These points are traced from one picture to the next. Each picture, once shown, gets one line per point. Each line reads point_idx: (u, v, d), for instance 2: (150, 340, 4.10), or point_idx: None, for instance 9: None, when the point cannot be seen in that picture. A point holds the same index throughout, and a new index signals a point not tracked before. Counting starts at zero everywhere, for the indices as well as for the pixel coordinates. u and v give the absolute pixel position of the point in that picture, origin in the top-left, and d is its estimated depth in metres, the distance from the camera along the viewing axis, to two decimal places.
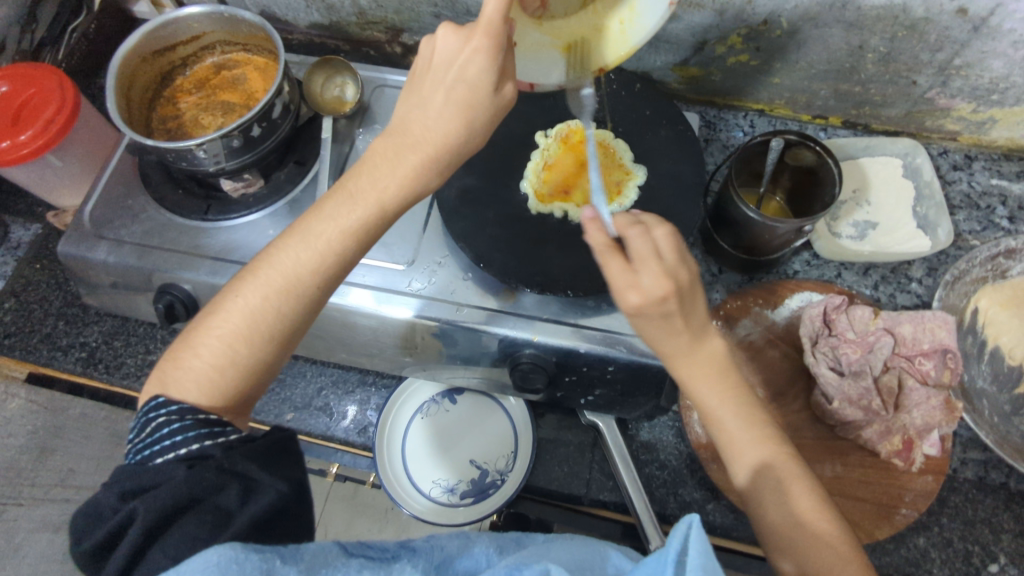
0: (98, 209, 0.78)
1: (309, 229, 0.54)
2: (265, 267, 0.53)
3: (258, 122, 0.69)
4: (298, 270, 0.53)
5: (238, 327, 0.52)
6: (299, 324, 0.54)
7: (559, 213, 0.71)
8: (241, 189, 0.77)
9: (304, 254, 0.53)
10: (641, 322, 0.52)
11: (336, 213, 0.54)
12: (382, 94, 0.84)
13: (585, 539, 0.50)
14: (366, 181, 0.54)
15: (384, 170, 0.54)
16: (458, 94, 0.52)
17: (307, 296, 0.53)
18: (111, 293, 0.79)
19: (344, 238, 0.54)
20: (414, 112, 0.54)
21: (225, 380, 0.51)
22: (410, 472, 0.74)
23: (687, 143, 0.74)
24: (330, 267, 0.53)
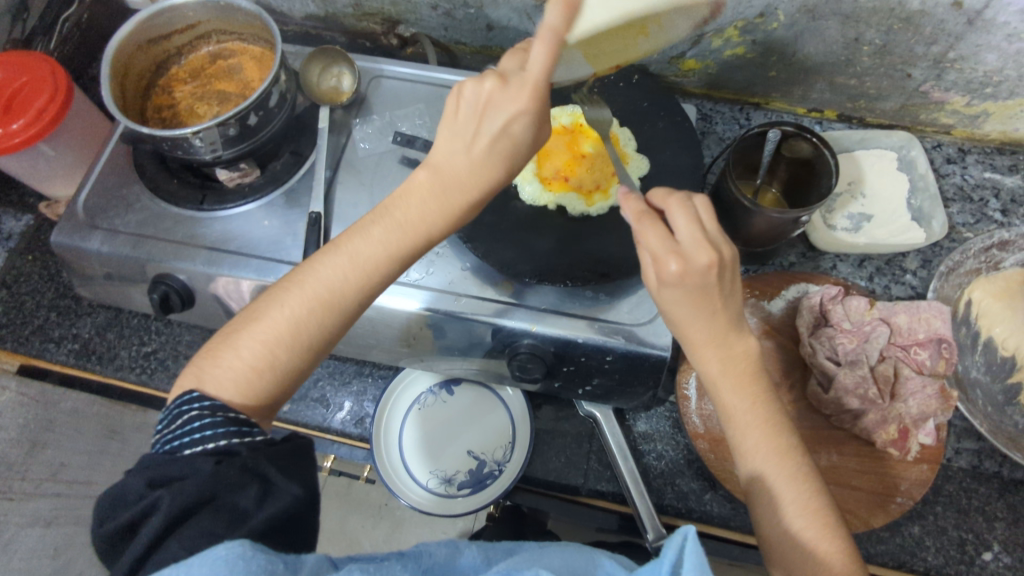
0: (91, 198, 0.77)
1: (357, 251, 0.53)
2: (309, 280, 0.53)
3: (254, 111, 0.68)
4: (347, 287, 0.53)
5: (281, 335, 0.51)
6: (335, 337, 0.54)
7: (556, 205, 0.71)
8: (237, 180, 0.77)
9: (348, 275, 0.53)
10: (680, 298, 0.52)
11: (386, 238, 0.54)
12: (380, 84, 0.84)
13: (578, 547, 0.51)
14: (413, 213, 0.54)
15: (432, 205, 0.54)
16: (500, 146, 0.52)
17: (347, 310, 0.53)
18: (106, 284, 0.79)
19: (396, 262, 0.54)
20: (458, 154, 0.53)
21: (262, 382, 0.51)
22: (407, 463, 0.73)
23: (685, 132, 0.74)
24: (380, 284, 0.54)
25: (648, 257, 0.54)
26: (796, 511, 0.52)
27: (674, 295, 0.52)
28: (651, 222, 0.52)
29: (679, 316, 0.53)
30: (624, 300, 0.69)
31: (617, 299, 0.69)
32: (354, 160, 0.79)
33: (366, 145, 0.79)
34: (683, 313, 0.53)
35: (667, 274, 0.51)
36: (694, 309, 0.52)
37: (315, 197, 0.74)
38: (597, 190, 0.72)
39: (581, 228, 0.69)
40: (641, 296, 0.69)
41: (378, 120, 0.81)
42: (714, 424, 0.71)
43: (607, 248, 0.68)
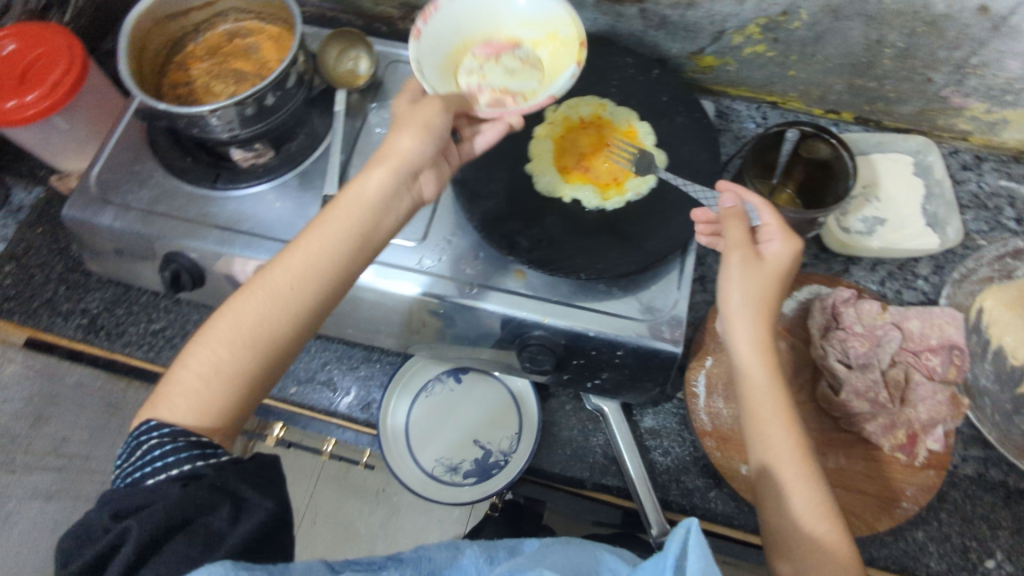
0: (104, 173, 0.77)
1: (297, 247, 0.56)
2: (253, 284, 0.55)
3: (272, 91, 0.68)
4: (285, 278, 0.55)
5: (228, 339, 0.53)
6: (284, 331, 0.54)
7: (572, 198, 0.70)
8: (251, 159, 0.76)
9: (290, 269, 0.55)
10: (776, 274, 0.60)
11: (323, 228, 0.56)
12: (397, 69, 0.83)
13: (581, 541, 0.52)
14: (348, 203, 0.57)
15: (362, 191, 0.58)
16: (407, 126, 0.59)
17: (291, 303, 0.54)
18: (116, 260, 0.79)
19: (332, 246, 0.56)
20: (389, 147, 0.59)
21: (214, 387, 0.51)
22: (413, 449, 0.73)
23: (703, 129, 0.74)
24: (321, 268, 0.55)
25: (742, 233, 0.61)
26: (819, 516, 0.54)
27: (776, 270, 0.60)
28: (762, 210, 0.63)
29: (767, 289, 0.60)
30: (637, 295, 0.69)
31: (630, 293, 0.69)
32: (369, 144, 0.78)
33: (381, 130, 0.79)
34: (768, 289, 0.60)
35: (780, 250, 0.60)
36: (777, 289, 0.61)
37: (330, 180, 0.74)
38: (614, 184, 0.71)
39: (596, 221, 0.69)
40: (655, 292, 0.69)
41: (395, 105, 0.81)
42: (722, 422, 0.71)
43: (622, 243, 0.68)
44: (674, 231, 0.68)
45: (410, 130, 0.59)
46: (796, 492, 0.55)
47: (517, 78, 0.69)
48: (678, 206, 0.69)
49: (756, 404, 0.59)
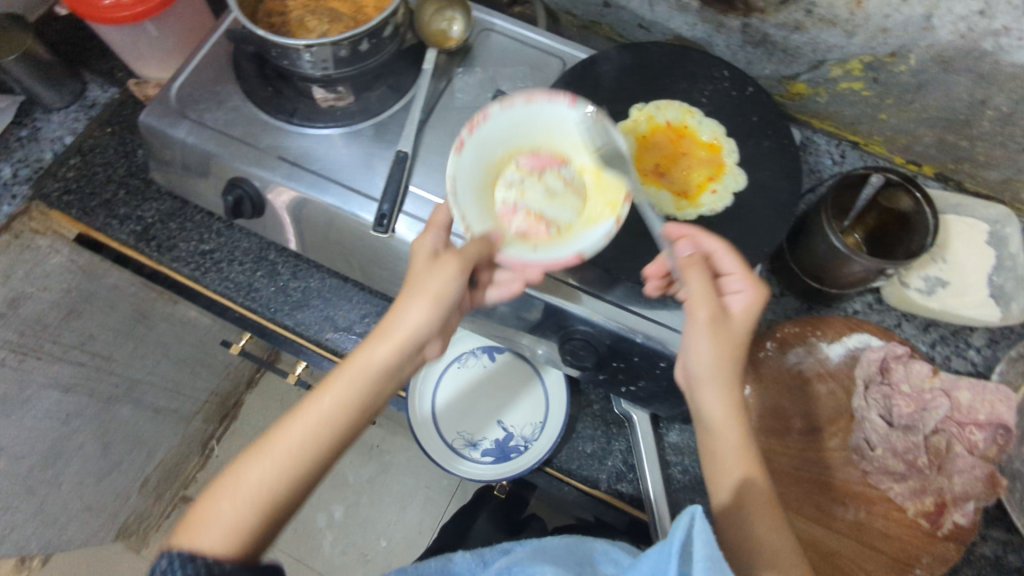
0: (185, 87, 0.77)
1: (316, 401, 0.54)
2: (268, 438, 0.52)
3: (368, 38, 0.67)
4: (302, 438, 0.52)
5: (241, 493, 0.50)
6: (295, 489, 0.51)
7: (646, 201, 0.69)
8: (330, 102, 0.75)
9: (308, 426, 0.52)
10: (723, 337, 0.60)
11: (341, 389, 0.54)
12: (487, 37, 0.82)
13: (578, 538, 0.67)
14: (365, 358, 0.55)
15: (380, 345, 0.56)
16: (430, 282, 0.57)
17: (307, 460, 0.52)
18: (181, 174, 0.79)
19: (348, 404, 0.54)
20: (412, 304, 0.57)
21: (225, 541, 0.48)
22: (436, 418, 0.74)
23: (789, 156, 0.72)
24: (336, 428, 0.53)
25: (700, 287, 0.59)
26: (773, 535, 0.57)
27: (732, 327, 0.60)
28: (720, 251, 0.61)
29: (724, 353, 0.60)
30: None
31: None
32: (449, 107, 0.77)
33: (462, 96, 0.78)
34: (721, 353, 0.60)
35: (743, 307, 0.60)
36: (731, 346, 0.61)
37: (405, 136, 0.73)
38: (691, 196, 0.70)
39: (663, 228, 0.68)
40: None
41: (481, 73, 0.79)
42: None
43: None
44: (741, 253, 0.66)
45: (428, 296, 0.57)
46: (765, 525, 0.57)
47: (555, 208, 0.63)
48: (749, 229, 0.68)
49: (719, 460, 0.60)
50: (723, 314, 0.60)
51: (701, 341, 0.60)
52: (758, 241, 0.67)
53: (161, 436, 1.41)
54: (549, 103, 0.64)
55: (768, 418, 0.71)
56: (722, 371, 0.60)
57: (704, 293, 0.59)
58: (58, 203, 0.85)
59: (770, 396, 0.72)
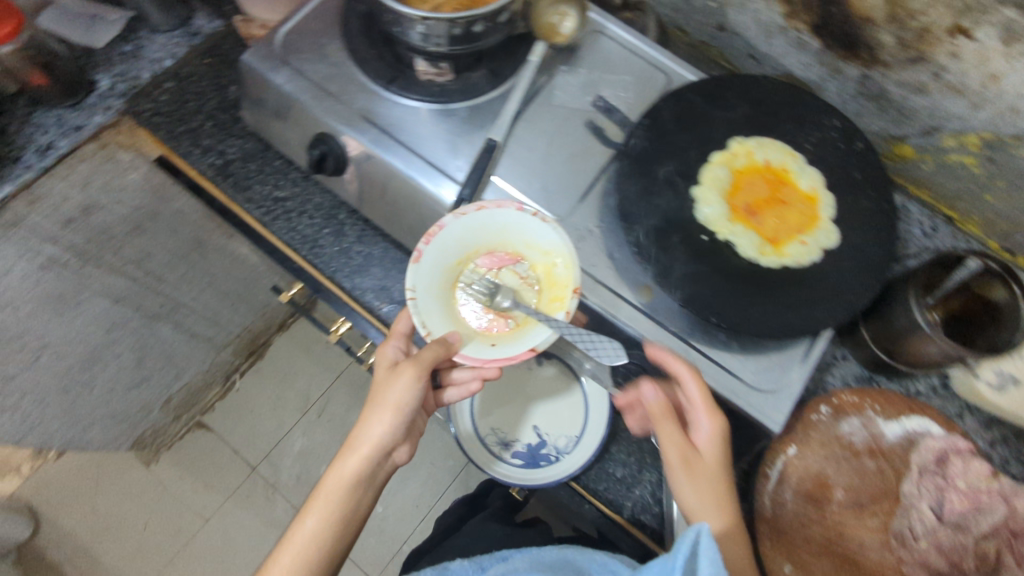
0: (291, 35, 0.77)
1: (303, 527, 0.63)
2: (270, 569, 0.62)
3: (483, 21, 0.65)
4: (297, 561, 0.62)
5: None
6: None
7: (730, 240, 0.68)
8: (430, 76, 0.74)
9: (301, 552, 0.62)
10: (705, 476, 0.62)
11: (319, 518, 0.63)
12: (597, 40, 0.80)
13: (578, 549, 0.71)
14: (335, 481, 0.65)
15: (347, 469, 0.65)
16: (385, 412, 0.65)
17: (308, 575, 0.62)
18: (270, 119, 0.79)
19: (331, 523, 0.64)
20: (370, 431, 0.65)
21: None
22: (473, 411, 0.77)
23: (886, 222, 0.69)
24: (324, 544, 0.63)
25: (667, 435, 0.63)
26: None
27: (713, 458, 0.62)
28: (688, 376, 0.62)
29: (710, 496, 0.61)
30: (753, 359, 0.66)
31: (746, 353, 0.66)
32: (547, 104, 0.75)
33: (561, 95, 0.76)
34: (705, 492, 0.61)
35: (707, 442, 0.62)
36: (713, 486, 0.62)
37: (499, 124, 0.72)
38: (778, 245, 0.68)
39: (742, 270, 0.66)
40: (770, 361, 0.66)
41: (584, 75, 0.77)
42: (782, 514, 0.69)
43: (761, 304, 0.65)
44: (818, 312, 0.64)
45: (389, 408, 0.65)
46: None
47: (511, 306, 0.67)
48: (830, 289, 0.65)
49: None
50: (694, 455, 0.62)
51: (682, 488, 0.62)
52: (839, 303, 0.65)
53: (191, 361, 1.44)
54: (497, 210, 0.66)
55: (810, 483, 0.69)
56: (716, 506, 0.61)
57: (674, 441, 0.62)
58: (145, 122, 0.85)
59: (815, 461, 0.70)
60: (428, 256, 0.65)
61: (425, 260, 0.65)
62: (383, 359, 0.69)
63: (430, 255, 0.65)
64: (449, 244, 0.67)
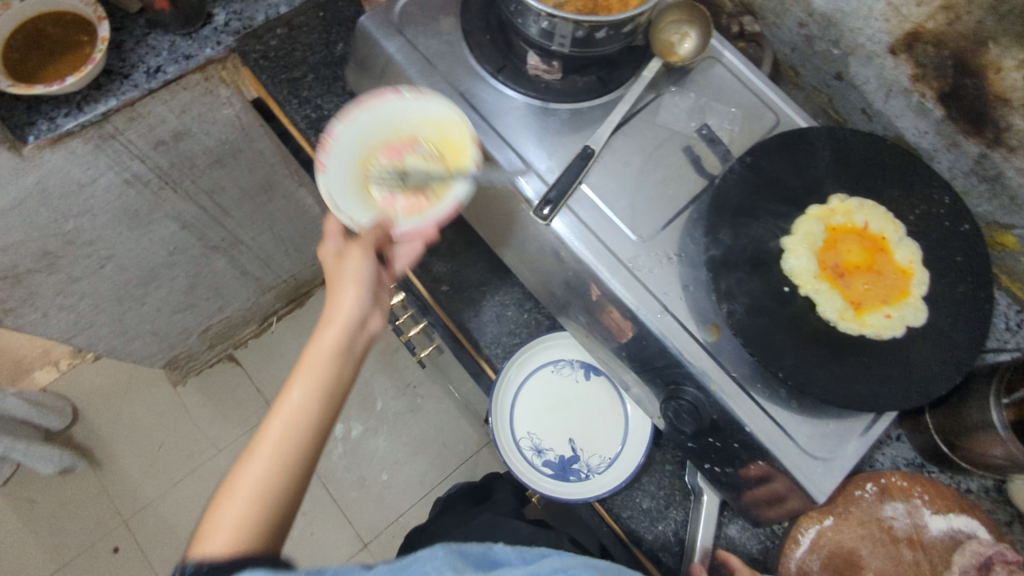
0: (411, 5, 0.77)
1: (292, 400, 0.62)
2: (261, 445, 0.60)
3: (608, 28, 0.64)
4: (286, 430, 0.60)
5: (254, 487, 0.58)
6: (300, 466, 0.60)
7: (808, 295, 0.66)
8: (539, 72, 0.74)
9: (292, 422, 0.61)
10: None
11: (306, 390, 0.62)
12: (711, 66, 0.78)
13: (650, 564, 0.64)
14: (319, 351, 0.65)
15: (330, 339, 0.65)
16: (354, 283, 0.68)
17: (299, 439, 0.61)
18: (373, 84, 0.80)
19: (319, 391, 0.63)
20: (347, 303, 0.68)
21: (254, 528, 0.56)
22: (513, 410, 0.76)
23: (979, 311, 0.65)
24: (312, 412, 0.62)
25: None
26: None
27: None
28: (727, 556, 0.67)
29: None
30: (808, 422, 0.64)
31: (804, 415, 0.64)
32: (649, 121, 0.74)
33: (666, 115, 0.74)
34: None
35: None
36: None
37: (600, 134, 0.71)
38: (858, 312, 0.66)
39: (817, 331, 0.64)
40: (829, 430, 0.64)
41: (692, 99, 0.76)
42: None
43: (831, 370, 0.63)
44: (889, 391, 0.62)
45: (355, 279, 0.68)
46: None
47: (413, 178, 0.71)
48: (904, 369, 0.63)
49: None
50: None
51: None
52: (911, 386, 0.63)
53: (236, 296, 1.47)
54: (377, 100, 0.71)
55: (840, 558, 0.67)
56: None
57: None
58: (252, 64, 0.87)
59: (849, 538, 0.68)
60: (337, 170, 0.70)
61: (338, 176, 0.70)
62: (331, 257, 0.73)
63: (336, 163, 0.70)
64: (352, 150, 0.71)
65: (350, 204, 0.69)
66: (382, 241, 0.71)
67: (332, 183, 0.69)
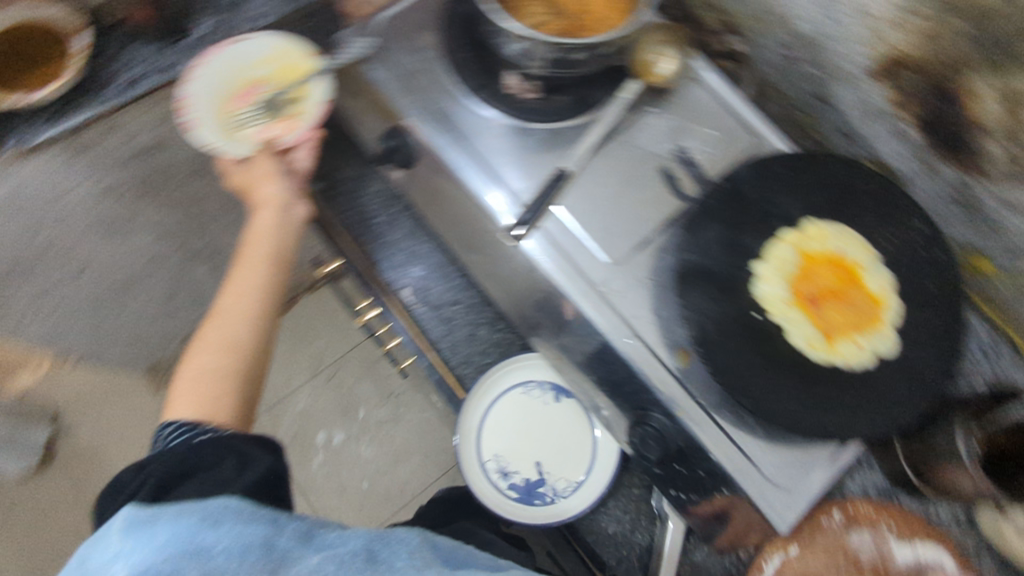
0: (388, 21, 0.76)
1: (246, 278, 0.74)
2: (225, 312, 0.72)
3: (584, 50, 0.64)
4: (243, 303, 0.72)
5: (228, 344, 0.70)
6: (251, 329, 0.72)
7: (780, 322, 0.65)
8: (520, 91, 0.72)
9: (248, 295, 0.73)
10: None
11: (256, 273, 0.75)
12: (690, 87, 0.78)
13: None
14: (266, 238, 0.77)
15: (270, 224, 0.78)
16: (271, 175, 0.79)
17: (255, 306, 0.73)
18: (349, 99, 0.80)
19: (264, 271, 0.75)
20: (267, 191, 0.79)
21: (224, 385, 0.67)
22: (481, 433, 0.76)
23: (949, 341, 0.66)
24: (261, 291, 0.74)
25: None
26: None
27: None
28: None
29: None
30: (773, 451, 0.64)
31: (768, 444, 0.64)
32: (626, 143, 0.73)
33: (643, 137, 0.74)
34: None
35: None
36: None
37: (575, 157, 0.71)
38: (830, 340, 0.65)
39: (787, 359, 0.64)
40: (792, 461, 0.65)
41: (670, 121, 0.75)
42: None
43: (798, 398, 0.62)
44: (857, 421, 0.62)
45: (271, 201, 0.78)
46: None
47: (281, 104, 0.79)
48: (874, 399, 0.63)
49: None
50: None
51: None
52: (880, 417, 0.62)
53: None
54: (214, 61, 0.80)
55: None
56: None
57: None
58: None
59: (815, 568, 0.67)
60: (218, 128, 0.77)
61: (217, 132, 0.77)
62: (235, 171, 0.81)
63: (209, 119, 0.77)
64: (208, 102, 0.78)
65: (235, 141, 0.78)
66: (276, 154, 0.79)
67: (217, 136, 0.77)
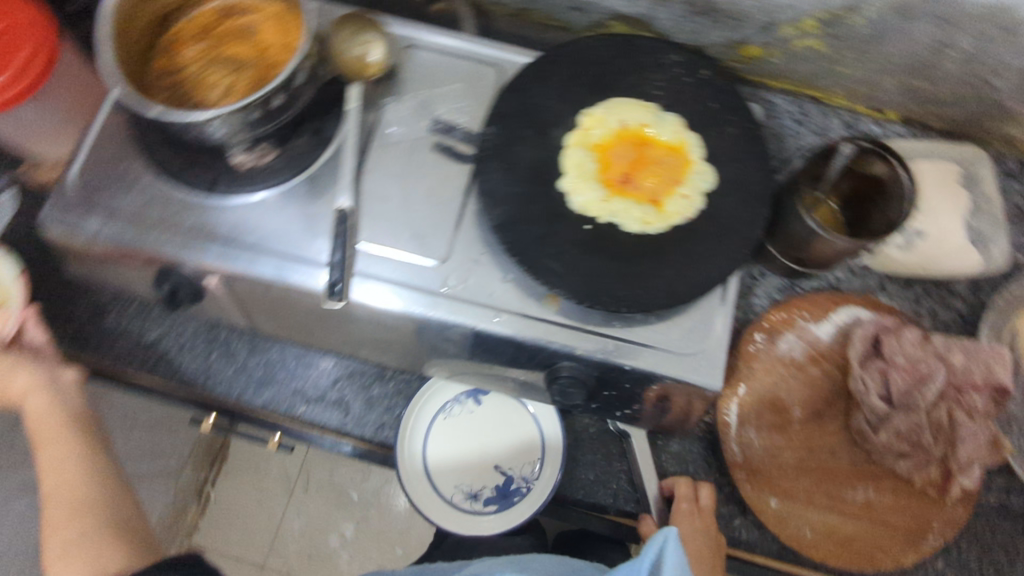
0: (86, 174, 0.68)
1: (48, 459, 0.67)
2: (54, 501, 0.65)
3: (279, 92, 0.59)
4: (59, 481, 0.66)
5: (68, 531, 0.63)
6: (90, 493, 0.66)
7: (611, 219, 0.65)
8: (252, 163, 0.67)
9: (66, 477, 0.66)
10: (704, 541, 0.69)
11: (48, 452, 0.68)
12: (411, 55, 0.74)
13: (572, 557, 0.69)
14: (43, 411, 0.69)
15: (39, 399, 0.70)
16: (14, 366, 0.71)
17: (79, 472, 0.67)
18: (103, 267, 0.72)
19: (65, 437, 0.68)
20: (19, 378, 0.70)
21: (106, 556, 0.62)
22: (431, 475, 0.73)
23: (753, 141, 0.68)
24: (67, 461, 0.67)
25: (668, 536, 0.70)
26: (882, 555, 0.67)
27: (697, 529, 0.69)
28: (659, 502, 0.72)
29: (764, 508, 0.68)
30: (672, 326, 0.64)
31: (666, 322, 0.64)
32: (384, 145, 0.70)
33: (396, 129, 0.71)
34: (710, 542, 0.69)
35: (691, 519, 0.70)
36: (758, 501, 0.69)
37: (342, 188, 0.66)
38: (660, 207, 0.66)
39: (635, 245, 0.64)
40: (693, 322, 0.65)
41: (412, 100, 0.72)
42: (753, 453, 0.70)
43: (663, 271, 0.63)
44: (721, 259, 0.63)
45: (28, 387, 0.70)
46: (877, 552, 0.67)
47: None
48: (724, 231, 0.64)
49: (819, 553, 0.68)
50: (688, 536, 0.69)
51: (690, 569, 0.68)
52: (737, 242, 0.64)
53: None
54: None
55: (767, 412, 0.71)
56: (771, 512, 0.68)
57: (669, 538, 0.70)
58: None
59: (764, 390, 0.71)
60: None
61: None
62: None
63: None
64: None
65: None
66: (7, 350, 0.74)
67: None
